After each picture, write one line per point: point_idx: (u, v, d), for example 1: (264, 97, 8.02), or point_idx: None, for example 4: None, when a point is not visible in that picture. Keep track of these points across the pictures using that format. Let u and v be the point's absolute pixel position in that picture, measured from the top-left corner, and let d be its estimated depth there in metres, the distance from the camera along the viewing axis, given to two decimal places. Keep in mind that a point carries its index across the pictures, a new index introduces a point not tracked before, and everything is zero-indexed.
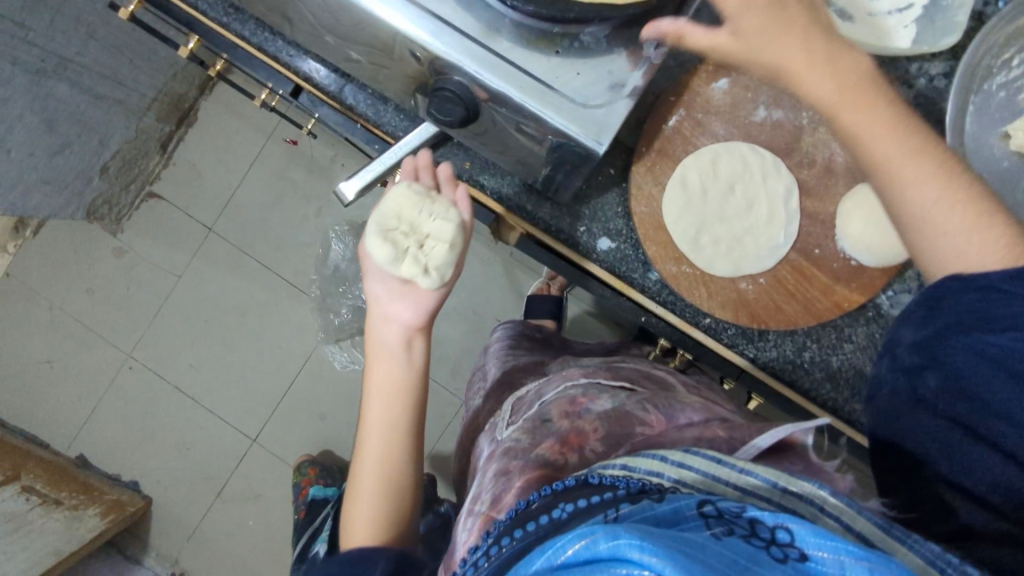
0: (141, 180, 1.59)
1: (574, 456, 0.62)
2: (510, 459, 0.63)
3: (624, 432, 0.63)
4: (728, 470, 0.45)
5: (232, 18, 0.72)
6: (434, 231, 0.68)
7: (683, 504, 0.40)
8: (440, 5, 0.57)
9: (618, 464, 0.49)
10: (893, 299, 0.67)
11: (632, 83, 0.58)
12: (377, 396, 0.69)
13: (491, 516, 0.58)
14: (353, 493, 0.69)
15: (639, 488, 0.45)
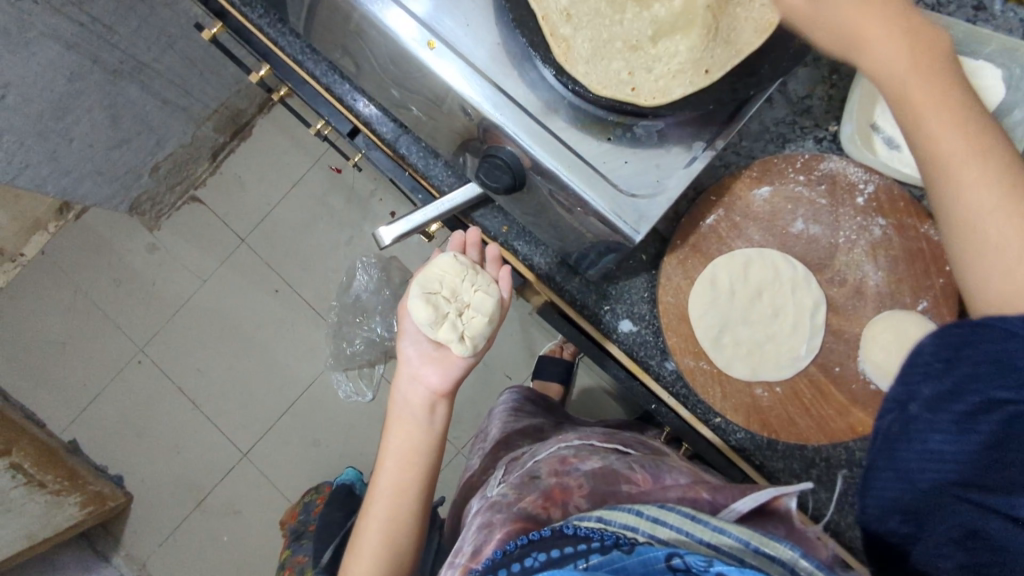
0: (186, 183, 1.65)
1: (558, 511, 0.61)
2: (494, 512, 0.64)
3: (609, 488, 0.62)
4: (704, 528, 0.46)
5: (308, 57, 0.75)
6: (476, 304, 0.71)
7: (651, 556, 0.42)
8: (505, 78, 0.60)
9: (593, 516, 0.50)
10: None
11: (678, 178, 0.59)
12: (394, 455, 0.72)
13: (469, 567, 0.59)
14: (358, 544, 0.71)
15: (610, 541, 0.46)
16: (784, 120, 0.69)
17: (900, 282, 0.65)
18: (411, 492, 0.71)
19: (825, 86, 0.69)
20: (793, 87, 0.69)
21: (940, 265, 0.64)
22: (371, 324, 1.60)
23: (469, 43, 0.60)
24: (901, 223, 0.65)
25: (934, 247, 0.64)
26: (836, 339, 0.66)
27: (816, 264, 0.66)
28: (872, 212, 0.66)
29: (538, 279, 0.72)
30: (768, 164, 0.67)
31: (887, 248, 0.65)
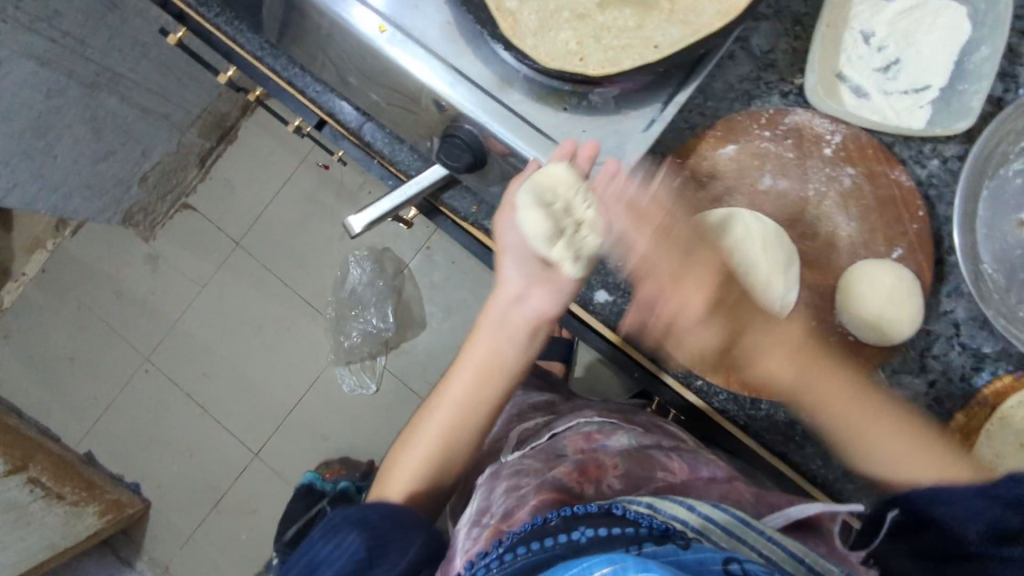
0: (177, 192, 1.66)
1: (593, 487, 0.67)
2: (524, 478, 0.69)
3: (645, 474, 0.69)
4: (755, 536, 0.51)
5: (267, 52, 0.74)
6: (592, 222, 0.61)
7: (708, 557, 0.44)
8: (458, 57, 0.60)
9: (644, 502, 0.54)
10: (894, 377, 0.67)
11: (638, 143, 0.59)
12: (466, 370, 0.74)
13: (501, 528, 0.62)
14: (405, 446, 0.74)
15: (664, 530, 0.49)
16: (748, 76, 0.68)
17: (872, 231, 0.65)
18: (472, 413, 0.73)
19: (788, 39, 0.68)
20: (755, 42, 0.68)
21: (913, 211, 0.65)
22: (367, 316, 1.61)
23: (420, 24, 0.61)
24: (872, 171, 0.65)
25: (905, 192, 0.65)
26: (810, 292, 0.66)
27: (787, 219, 0.66)
28: (840, 160, 0.65)
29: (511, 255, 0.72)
30: (731, 123, 0.66)
31: (858, 197, 0.65)
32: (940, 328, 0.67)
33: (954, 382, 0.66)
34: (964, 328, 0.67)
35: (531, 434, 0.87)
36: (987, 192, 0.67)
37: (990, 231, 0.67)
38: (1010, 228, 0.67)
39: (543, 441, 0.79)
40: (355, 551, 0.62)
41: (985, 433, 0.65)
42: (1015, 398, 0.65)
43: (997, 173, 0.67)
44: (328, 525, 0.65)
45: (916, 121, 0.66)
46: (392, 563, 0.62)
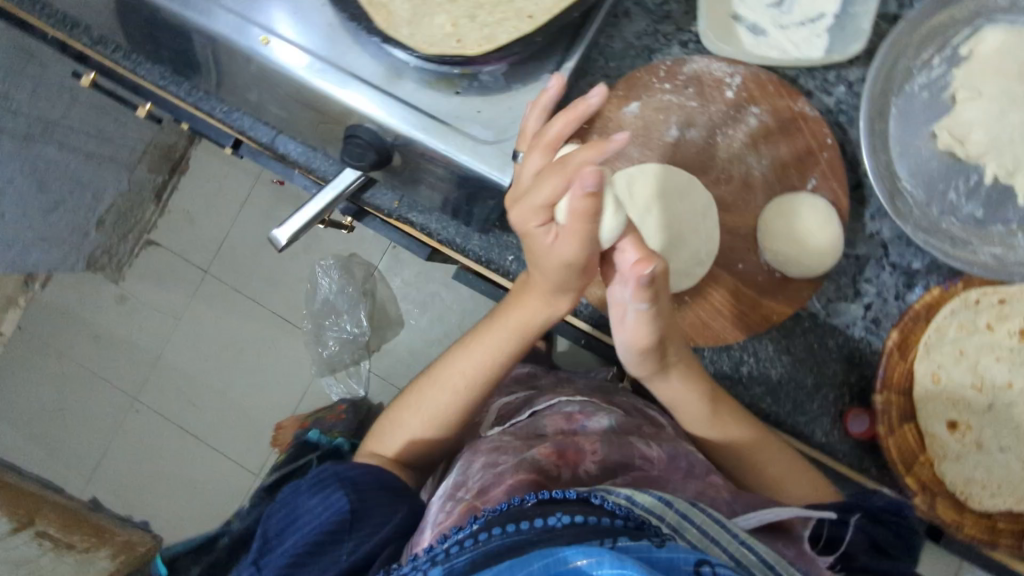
0: (139, 229, 1.64)
1: (569, 472, 0.63)
2: (500, 453, 0.66)
3: (623, 459, 0.64)
4: (733, 542, 0.49)
5: (168, 80, 0.74)
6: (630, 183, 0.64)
7: (681, 557, 0.40)
8: (345, 54, 0.60)
9: (623, 494, 0.51)
10: (830, 308, 0.67)
11: (535, 115, 0.59)
12: (502, 331, 0.69)
13: (475, 505, 0.60)
14: (421, 398, 0.72)
15: (640, 521, 0.47)
16: (645, 31, 0.68)
17: (783, 166, 0.66)
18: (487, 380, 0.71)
19: None
20: None
21: (821, 140, 0.66)
22: (341, 323, 1.59)
23: (299, 27, 0.60)
24: (775, 106, 0.66)
25: (810, 123, 0.65)
26: (732, 237, 0.66)
27: (700, 165, 0.66)
28: (743, 101, 0.66)
29: (440, 244, 0.73)
30: (631, 81, 0.66)
31: (765, 134, 0.66)
32: (870, 250, 0.68)
33: (889, 302, 0.67)
34: (892, 247, 0.67)
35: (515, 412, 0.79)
36: (896, 110, 0.67)
37: (903, 148, 0.67)
38: (922, 142, 0.67)
39: (522, 421, 0.73)
40: (340, 510, 0.62)
41: (924, 346, 0.66)
42: (948, 307, 0.66)
43: (902, 90, 0.67)
44: (317, 477, 0.66)
45: (814, 51, 0.66)
46: (376, 524, 0.63)
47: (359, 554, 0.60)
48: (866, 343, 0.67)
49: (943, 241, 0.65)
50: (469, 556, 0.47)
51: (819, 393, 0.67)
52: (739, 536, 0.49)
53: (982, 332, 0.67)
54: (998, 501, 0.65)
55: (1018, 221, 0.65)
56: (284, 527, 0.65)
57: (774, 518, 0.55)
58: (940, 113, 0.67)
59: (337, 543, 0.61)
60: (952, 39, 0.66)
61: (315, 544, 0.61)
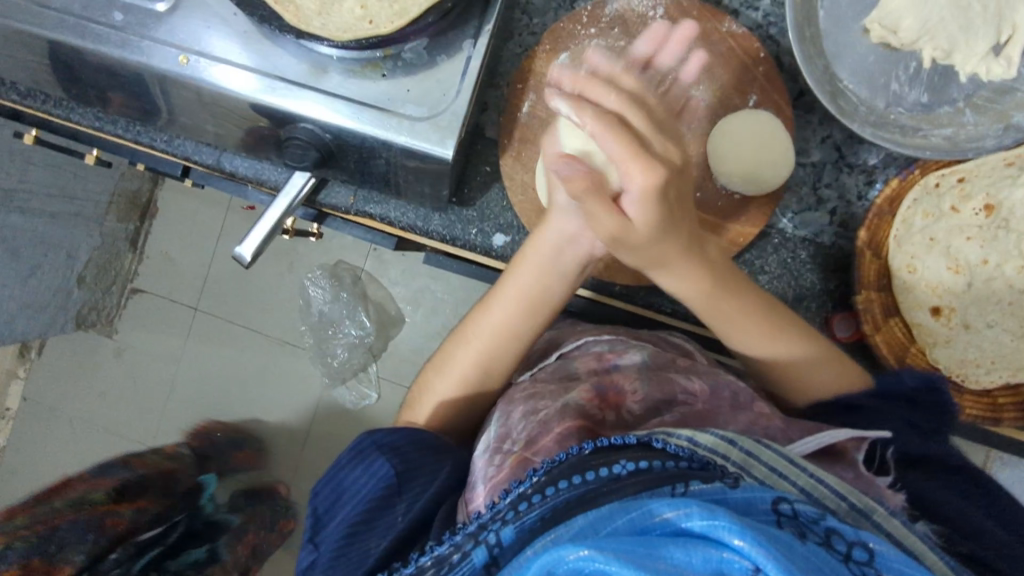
0: (121, 280, 1.64)
1: (613, 415, 0.61)
2: (538, 400, 0.63)
3: (664, 397, 0.62)
4: (803, 476, 0.46)
5: (104, 121, 0.74)
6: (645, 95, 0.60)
7: (757, 496, 0.41)
8: (266, 60, 0.60)
9: (683, 435, 0.48)
10: (795, 220, 0.67)
11: (464, 83, 0.59)
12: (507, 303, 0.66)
13: (525, 457, 0.56)
14: (445, 358, 0.69)
15: (705, 462, 0.45)
16: None
17: (722, 88, 0.65)
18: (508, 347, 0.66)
19: None
20: None
21: (754, 55, 0.65)
22: (343, 329, 1.53)
23: (218, 43, 0.60)
24: (703, 30, 0.65)
25: (740, 40, 0.65)
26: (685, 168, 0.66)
27: None
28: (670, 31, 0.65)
29: (403, 231, 0.73)
30: (556, 32, 0.66)
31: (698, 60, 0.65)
32: (825, 155, 0.67)
33: (853, 203, 0.67)
34: (846, 148, 0.67)
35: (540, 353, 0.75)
36: (825, 11, 0.67)
37: (838, 48, 0.67)
38: (857, 39, 0.67)
39: (549, 365, 0.70)
40: (387, 477, 0.60)
41: (893, 240, 0.65)
42: (908, 197, 0.64)
43: None
44: (357, 449, 0.63)
45: None
46: (423, 485, 0.60)
47: (414, 512, 0.57)
48: (837, 247, 0.67)
49: (894, 131, 0.65)
50: (539, 512, 0.44)
51: (801, 305, 0.67)
52: (810, 470, 0.47)
53: (948, 216, 0.66)
54: (994, 376, 0.64)
55: (964, 98, 0.65)
56: (333, 503, 0.62)
57: (832, 440, 0.53)
58: (869, 7, 0.67)
59: (390, 508, 0.58)
60: None
61: (368, 511, 0.58)
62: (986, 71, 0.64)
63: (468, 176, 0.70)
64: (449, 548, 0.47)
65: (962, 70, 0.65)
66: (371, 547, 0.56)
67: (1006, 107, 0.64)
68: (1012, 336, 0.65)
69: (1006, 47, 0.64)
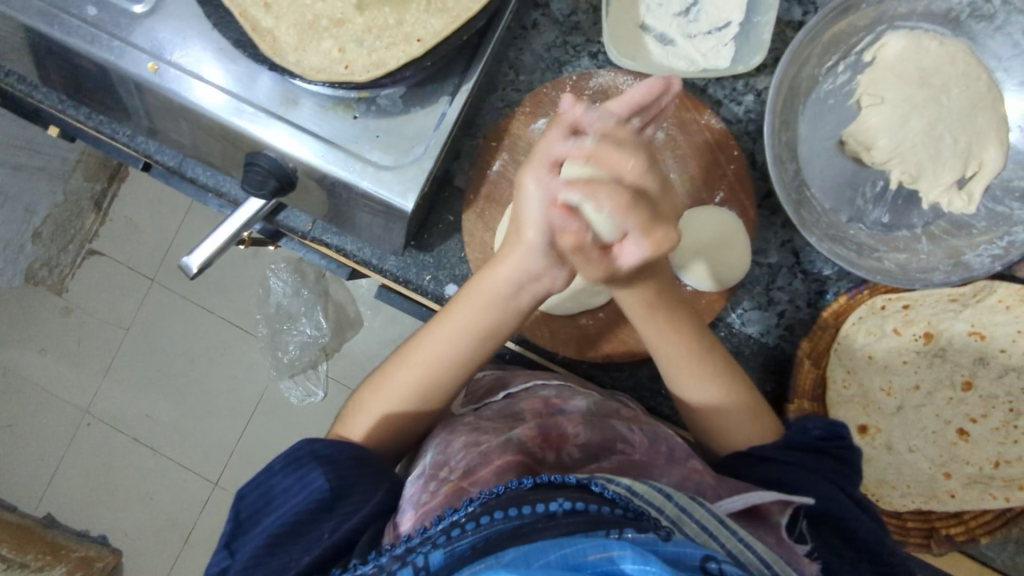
0: (79, 239, 1.55)
1: (553, 456, 0.61)
2: (481, 432, 0.62)
3: (605, 443, 0.61)
4: (731, 538, 0.47)
5: (66, 104, 0.71)
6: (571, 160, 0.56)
7: (687, 552, 0.42)
8: (241, 81, 0.59)
9: (622, 483, 0.49)
10: (744, 317, 0.68)
11: (433, 138, 0.59)
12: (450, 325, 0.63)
13: (461, 488, 0.57)
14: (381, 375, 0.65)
15: (639, 512, 0.46)
16: (554, 43, 0.69)
17: (692, 178, 0.66)
18: (448, 368, 0.63)
19: None
20: (556, 7, 0.69)
21: (728, 152, 0.66)
22: (299, 326, 1.50)
23: (193, 56, 0.59)
24: (682, 119, 0.66)
25: (717, 135, 0.65)
26: None
27: None
28: None
29: (356, 265, 0.71)
30: (538, 97, 0.67)
31: (674, 147, 0.66)
32: (782, 258, 0.68)
33: (802, 309, 0.67)
34: (803, 254, 0.68)
35: (484, 393, 0.72)
36: (805, 117, 0.68)
37: (811, 156, 0.68)
38: (830, 150, 0.68)
39: (495, 403, 0.68)
40: (319, 490, 0.57)
41: (833, 353, 0.66)
42: (853, 315, 0.66)
43: (808, 100, 0.68)
44: (291, 457, 0.59)
45: (722, 60, 0.66)
46: (356, 503, 0.58)
47: (342, 531, 0.55)
48: (780, 349, 0.67)
49: (850, 248, 0.66)
50: (472, 540, 0.44)
51: None
52: (737, 532, 0.48)
53: (889, 337, 0.67)
54: (908, 501, 0.65)
55: (922, 225, 0.66)
56: (258, 508, 0.59)
57: (758, 501, 0.52)
58: (846, 119, 0.68)
59: (318, 522, 0.56)
60: (855, 46, 0.67)
61: (291, 526, 0.56)
62: (946, 202, 0.65)
63: (430, 221, 0.69)
64: (374, 567, 0.46)
65: (925, 198, 0.66)
66: (289, 562, 0.54)
67: (960, 242, 0.65)
68: (930, 463, 0.67)
69: (969, 182, 0.65)
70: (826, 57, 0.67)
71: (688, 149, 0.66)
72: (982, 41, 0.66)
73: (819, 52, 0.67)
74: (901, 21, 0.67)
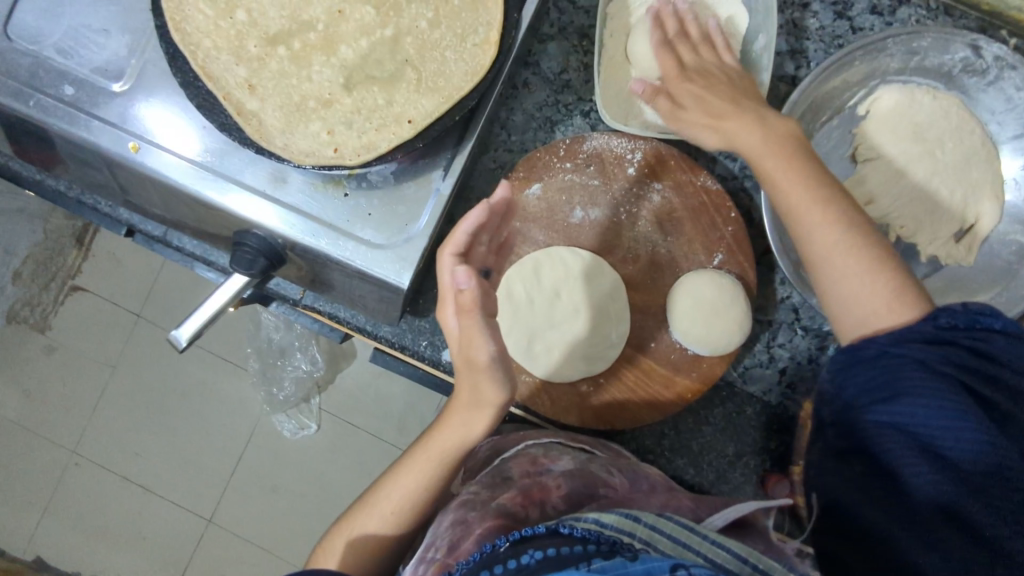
0: (61, 276, 1.46)
1: (536, 512, 0.57)
2: (466, 507, 0.58)
3: (587, 491, 0.58)
4: (701, 540, 0.45)
5: (45, 175, 0.70)
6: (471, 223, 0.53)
7: (656, 566, 0.39)
8: (225, 162, 0.57)
9: (590, 518, 0.46)
10: (746, 375, 0.68)
11: (428, 215, 0.58)
12: (423, 457, 0.60)
13: (446, 564, 0.53)
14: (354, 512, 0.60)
15: (612, 543, 0.42)
16: (546, 102, 0.68)
17: (690, 241, 0.65)
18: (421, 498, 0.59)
19: (578, 56, 0.68)
20: (547, 66, 0.68)
21: (725, 214, 0.64)
22: (293, 362, 1.42)
23: (175, 135, 0.57)
24: (678, 181, 0.65)
25: (714, 196, 0.64)
26: (646, 315, 0.65)
27: (605, 249, 0.65)
28: (645, 178, 0.65)
29: (351, 331, 0.70)
30: (532, 161, 0.64)
31: (670, 211, 0.65)
32: (780, 316, 0.67)
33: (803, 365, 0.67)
34: (802, 310, 0.67)
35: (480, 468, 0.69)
36: None
37: None
38: None
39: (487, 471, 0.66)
40: None
41: None
42: None
43: None
44: None
45: None
46: None
47: None
48: (781, 407, 0.67)
49: None
50: None
51: (740, 461, 0.67)
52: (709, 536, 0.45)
53: None
54: None
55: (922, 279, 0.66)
56: None
57: (742, 514, 0.50)
58: (844, 174, 0.66)
59: None
60: (848, 101, 0.67)
61: None
62: (946, 256, 0.65)
63: (424, 287, 0.68)
64: None
65: (924, 250, 0.65)
66: None
67: (962, 296, 0.65)
68: None
69: (965, 235, 0.65)
70: (821, 112, 0.66)
71: (684, 210, 0.65)
72: (974, 96, 0.66)
73: (816, 105, 0.66)
74: (893, 76, 0.66)
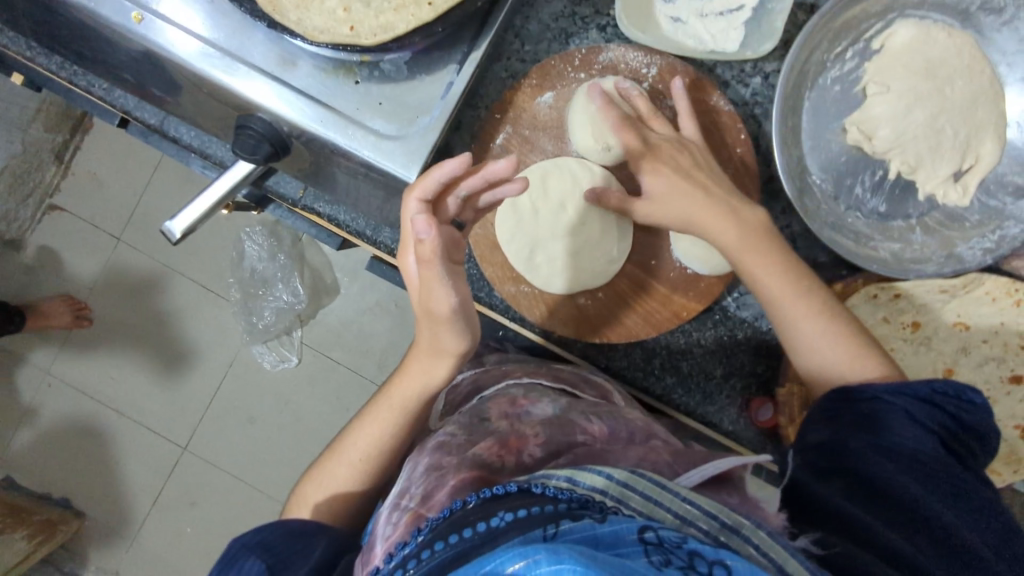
0: (38, 193, 1.39)
1: (514, 459, 0.52)
2: (443, 453, 0.53)
3: (566, 439, 0.53)
4: (674, 500, 0.38)
5: (36, 51, 0.67)
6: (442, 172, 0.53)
7: (623, 527, 0.33)
8: (231, 39, 0.55)
9: (560, 476, 0.40)
10: (740, 301, 0.68)
11: (440, 109, 0.57)
12: (383, 410, 0.61)
13: (420, 513, 0.47)
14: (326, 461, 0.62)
15: (584, 501, 0.36)
16: (562, 13, 0.66)
17: None
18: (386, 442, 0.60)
19: None
20: None
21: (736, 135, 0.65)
22: (275, 292, 1.38)
23: (180, 7, 0.55)
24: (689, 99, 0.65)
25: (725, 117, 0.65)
26: (646, 233, 0.67)
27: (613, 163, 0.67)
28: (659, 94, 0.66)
29: (349, 236, 0.69)
30: (545, 69, 0.65)
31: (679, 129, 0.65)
32: None
33: None
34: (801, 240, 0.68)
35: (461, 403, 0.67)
36: (810, 103, 0.68)
37: (814, 143, 0.68)
38: (834, 136, 0.68)
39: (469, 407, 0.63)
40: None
41: None
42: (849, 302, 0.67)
43: (814, 84, 0.68)
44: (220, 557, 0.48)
45: (730, 44, 0.63)
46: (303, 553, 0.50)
47: None
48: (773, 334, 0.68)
49: (848, 238, 0.67)
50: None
51: (728, 383, 0.68)
52: (682, 494, 0.39)
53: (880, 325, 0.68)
54: None
55: (917, 216, 0.67)
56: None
57: (717, 471, 0.46)
58: (851, 107, 0.67)
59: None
60: (864, 32, 0.67)
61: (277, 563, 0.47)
62: (942, 194, 0.66)
63: None
64: None
65: (922, 188, 0.66)
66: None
67: (953, 234, 0.66)
68: None
69: (965, 174, 0.65)
70: (835, 43, 0.66)
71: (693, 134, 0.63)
72: (989, 35, 0.66)
73: (829, 35, 0.66)
74: (911, 11, 0.67)
